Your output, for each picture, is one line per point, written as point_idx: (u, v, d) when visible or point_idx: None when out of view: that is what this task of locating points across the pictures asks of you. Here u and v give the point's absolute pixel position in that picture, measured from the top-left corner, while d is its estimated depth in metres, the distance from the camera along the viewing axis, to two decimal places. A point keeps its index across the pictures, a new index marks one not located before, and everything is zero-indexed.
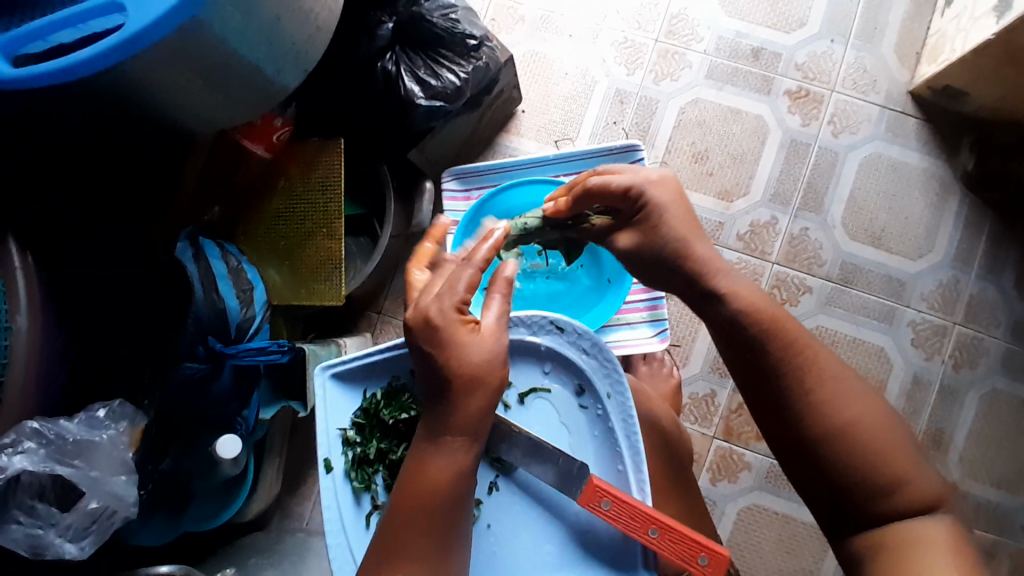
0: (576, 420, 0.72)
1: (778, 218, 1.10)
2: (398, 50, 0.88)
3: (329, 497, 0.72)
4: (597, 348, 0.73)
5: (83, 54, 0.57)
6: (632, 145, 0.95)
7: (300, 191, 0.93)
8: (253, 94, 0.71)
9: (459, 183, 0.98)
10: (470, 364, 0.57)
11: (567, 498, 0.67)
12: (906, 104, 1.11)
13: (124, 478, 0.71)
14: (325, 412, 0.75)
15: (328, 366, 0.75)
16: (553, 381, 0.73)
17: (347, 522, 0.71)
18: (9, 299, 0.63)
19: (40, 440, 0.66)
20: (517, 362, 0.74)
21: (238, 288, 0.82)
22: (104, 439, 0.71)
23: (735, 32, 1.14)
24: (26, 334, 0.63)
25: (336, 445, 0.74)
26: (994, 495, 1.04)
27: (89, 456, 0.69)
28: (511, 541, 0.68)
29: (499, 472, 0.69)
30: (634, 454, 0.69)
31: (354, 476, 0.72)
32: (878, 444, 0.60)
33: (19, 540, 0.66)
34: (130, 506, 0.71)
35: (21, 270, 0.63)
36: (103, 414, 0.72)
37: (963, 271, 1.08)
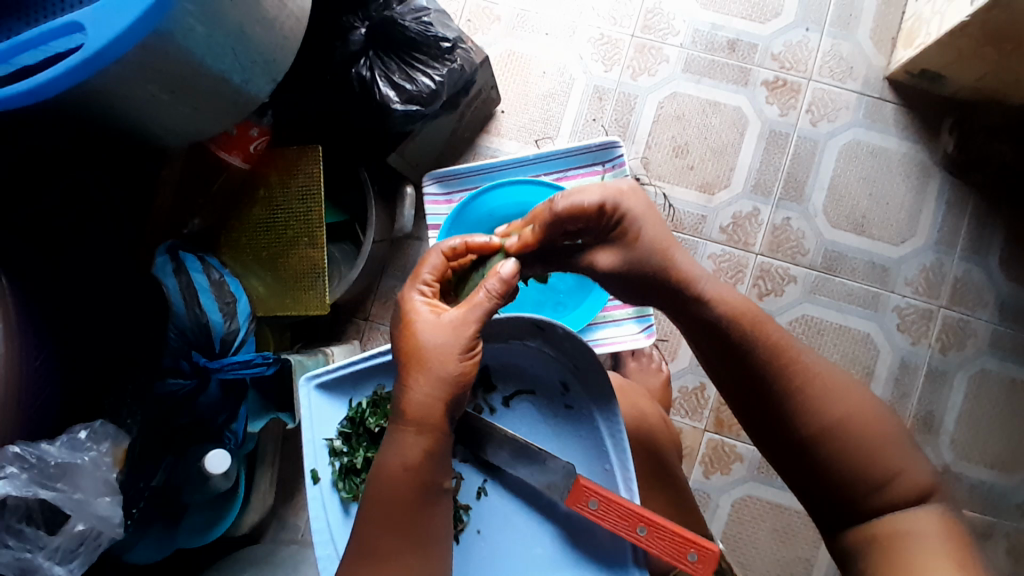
0: (562, 420, 0.72)
1: (760, 208, 1.10)
2: (372, 55, 0.87)
3: (318, 508, 0.71)
4: (579, 348, 0.71)
5: (46, 75, 0.56)
6: (610, 142, 0.96)
7: (279, 202, 0.92)
8: (223, 106, 0.70)
9: (440, 187, 0.99)
10: (415, 333, 0.59)
11: (554, 499, 0.67)
12: (884, 90, 1.12)
13: (108, 499, 0.69)
14: (311, 423, 0.75)
15: (313, 377, 0.75)
16: (538, 382, 0.73)
17: (337, 534, 0.71)
18: None
19: (23, 464, 0.64)
20: (501, 365, 0.73)
21: (221, 300, 0.83)
22: (87, 460, 0.69)
23: (711, 24, 1.14)
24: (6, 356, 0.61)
25: (323, 455, 0.73)
26: (986, 475, 1.05)
27: (73, 478, 0.68)
28: (502, 544, 0.68)
29: (487, 476, 0.69)
30: (620, 453, 0.69)
31: (342, 486, 0.72)
32: (855, 427, 0.61)
33: (7, 564, 0.64)
34: (116, 527, 0.69)
35: None
36: (85, 435, 0.69)
37: (947, 253, 1.09)
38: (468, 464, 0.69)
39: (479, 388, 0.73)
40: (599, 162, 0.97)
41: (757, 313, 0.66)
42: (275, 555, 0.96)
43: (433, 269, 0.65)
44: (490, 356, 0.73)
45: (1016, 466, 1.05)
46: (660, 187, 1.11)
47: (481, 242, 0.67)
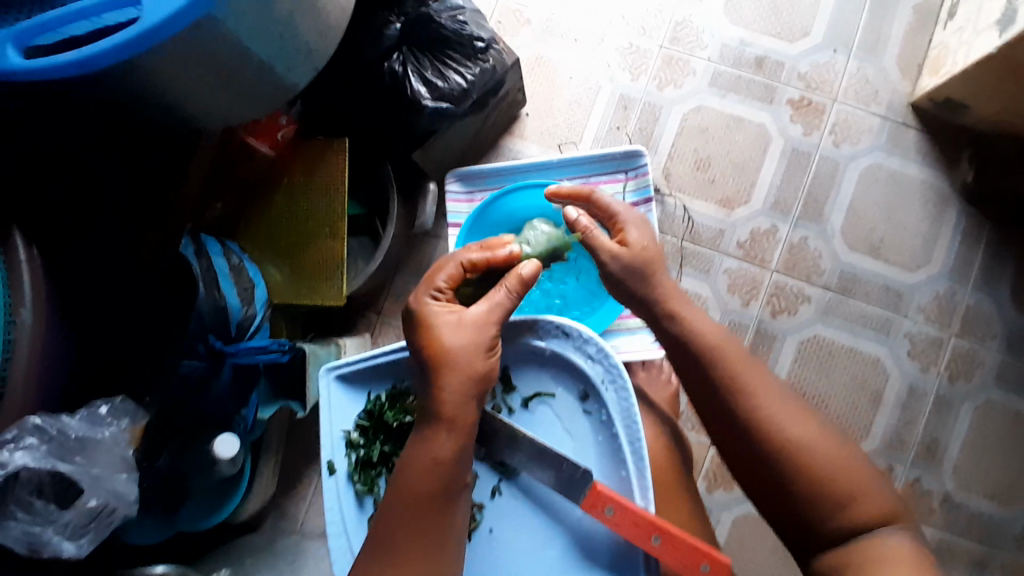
0: (580, 425, 0.72)
1: (778, 226, 1.11)
2: (405, 50, 0.88)
3: (333, 499, 0.72)
4: (603, 354, 0.72)
5: (99, 47, 0.55)
6: (634, 151, 0.99)
7: (302, 192, 0.93)
8: (264, 92, 0.70)
9: (462, 185, 1.03)
10: (441, 335, 0.65)
11: (570, 503, 0.67)
12: (907, 116, 1.12)
13: (126, 476, 0.66)
14: (329, 414, 0.75)
15: (332, 368, 0.74)
16: (558, 386, 0.73)
17: (350, 525, 0.71)
18: (10, 289, 0.58)
19: (42, 436, 0.60)
20: (522, 367, 0.74)
21: (240, 286, 0.83)
22: (106, 436, 0.65)
23: (739, 40, 1.14)
24: (29, 328, 0.58)
25: (340, 447, 0.74)
26: (987, 505, 1.05)
27: (91, 454, 0.64)
28: (513, 544, 0.68)
29: (502, 476, 0.70)
30: (638, 460, 0.68)
31: (358, 479, 0.72)
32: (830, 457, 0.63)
33: (17, 538, 0.60)
34: (131, 505, 0.66)
35: (26, 263, 0.59)
36: (105, 410, 0.66)
37: (960, 282, 1.09)
38: (484, 463, 0.70)
39: (500, 387, 0.74)
40: (622, 170, 1.00)
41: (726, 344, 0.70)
42: None
43: (449, 277, 0.68)
44: (512, 358, 0.74)
45: (1018, 499, 1.05)
46: (679, 200, 1.12)
47: (500, 254, 0.69)
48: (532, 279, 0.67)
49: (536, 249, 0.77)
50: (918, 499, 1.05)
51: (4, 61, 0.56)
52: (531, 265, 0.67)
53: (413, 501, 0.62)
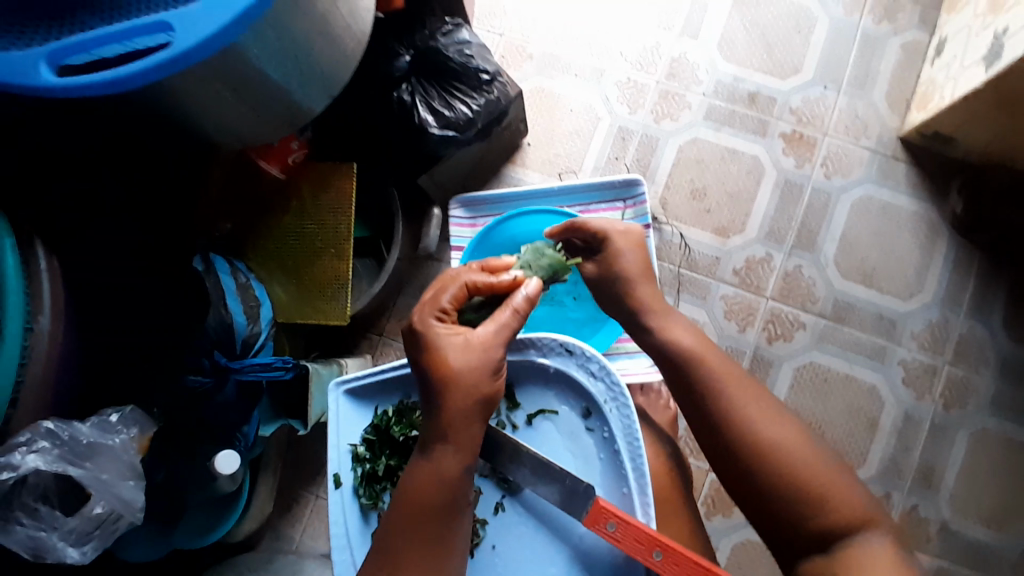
0: (583, 442, 0.73)
1: (773, 254, 1.13)
2: (414, 80, 0.94)
3: (338, 512, 0.74)
4: (605, 371, 0.73)
5: (132, 68, 0.57)
6: (632, 180, 1.03)
7: (309, 218, 0.97)
8: (282, 116, 0.73)
9: (465, 211, 1.06)
10: (446, 356, 0.64)
11: (573, 520, 0.68)
12: (896, 149, 1.16)
13: (133, 483, 0.65)
14: (337, 429, 0.76)
15: (340, 384, 0.77)
16: (561, 403, 0.75)
17: (354, 539, 0.73)
18: (32, 299, 0.56)
19: (54, 440, 0.60)
20: (526, 384, 0.76)
21: (245, 304, 0.85)
22: (117, 443, 0.64)
23: (733, 76, 1.19)
24: (48, 335, 0.57)
25: (346, 460, 0.75)
26: (985, 534, 1.05)
27: (100, 459, 0.64)
28: (515, 560, 0.69)
29: (506, 492, 0.71)
30: (639, 477, 0.70)
31: (363, 493, 0.74)
32: (807, 456, 0.64)
33: (21, 542, 0.61)
34: (138, 511, 0.66)
35: (47, 273, 0.58)
36: (115, 418, 0.65)
37: (952, 310, 1.11)
38: (488, 479, 0.71)
39: (504, 403, 0.75)
40: (621, 199, 1.04)
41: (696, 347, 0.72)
42: (274, 563, 0.96)
43: (453, 299, 0.69)
44: (516, 375, 0.76)
45: (1016, 527, 1.05)
46: (677, 228, 1.15)
47: (502, 280, 0.71)
48: (536, 297, 0.69)
49: (536, 264, 0.79)
50: (916, 527, 1.05)
51: (36, 79, 0.58)
52: (535, 283, 0.70)
53: (413, 513, 0.63)
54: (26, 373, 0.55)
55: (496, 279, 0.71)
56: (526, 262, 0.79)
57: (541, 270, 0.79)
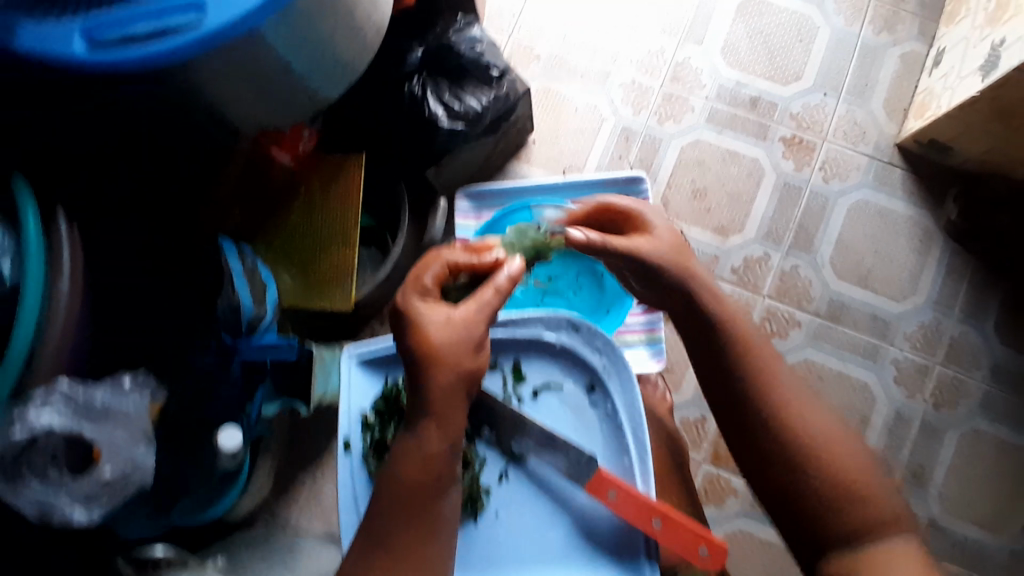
0: (586, 414, 0.75)
1: (771, 254, 1.16)
2: (425, 74, 0.96)
3: (345, 476, 0.75)
4: (610, 347, 0.77)
5: (164, 45, 0.60)
6: (634, 178, 1.06)
7: (319, 204, 0.98)
8: (300, 101, 0.75)
9: (472, 204, 1.10)
10: (430, 333, 0.62)
11: (575, 489, 0.70)
12: (893, 155, 1.19)
13: (144, 446, 0.67)
14: (348, 396, 0.78)
15: (355, 352, 0.79)
16: (566, 377, 0.77)
17: (359, 502, 0.74)
18: (52, 268, 0.55)
19: (70, 401, 0.61)
20: (531, 357, 0.77)
21: (253, 288, 0.85)
22: (131, 406, 0.67)
23: (736, 81, 1.22)
24: (66, 305, 0.55)
25: (356, 427, 0.77)
26: (974, 532, 1.07)
27: (113, 420, 0.65)
28: (517, 528, 0.70)
29: (509, 461, 0.72)
30: (640, 448, 0.73)
31: (371, 459, 0.75)
32: (843, 456, 0.65)
33: (29, 502, 0.62)
34: (147, 474, 0.68)
35: (69, 241, 0.57)
36: (128, 382, 0.67)
37: (945, 313, 1.14)
38: (493, 448, 0.73)
39: (510, 376, 0.76)
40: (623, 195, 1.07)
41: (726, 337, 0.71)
42: (272, 542, 0.97)
43: (436, 276, 0.67)
44: (519, 349, 0.78)
45: (1003, 527, 1.07)
46: (677, 226, 1.17)
47: (486, 260, 0.70)
48: (520, 276, 0.68)
49: (518, 244, 0.77)
50: None
51: (70, 51, 0.60)
52: (519, 262, 0.68)
53: (414, 488, 0.63)
54: (42, 344, 0.54)
55: (479, 258, 0.69)
56: (508, 240, 0.78)
57: (524, 251, 0.78)
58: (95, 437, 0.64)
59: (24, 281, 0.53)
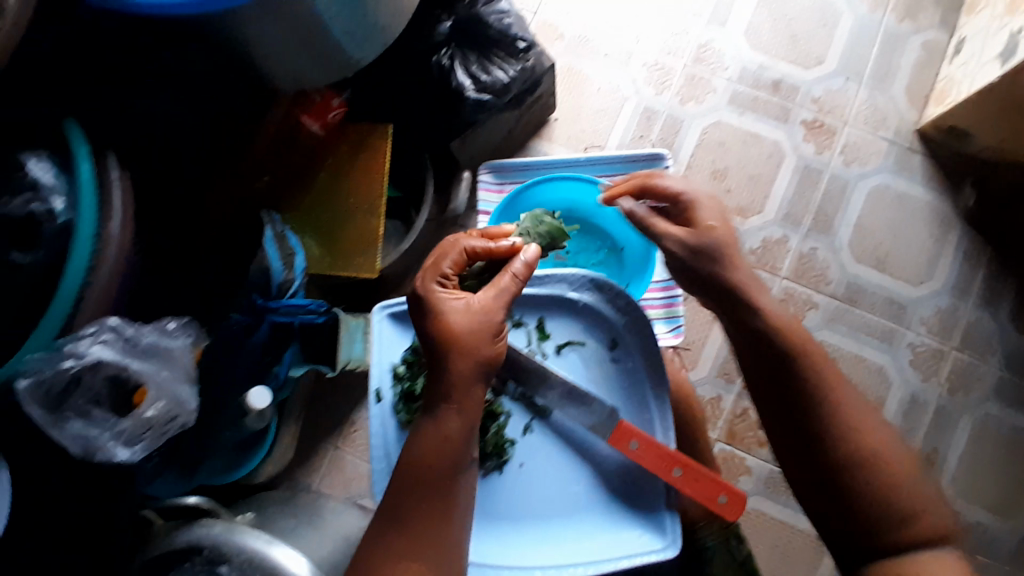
0: (607, 371, 0.78)
1: (789, 236, 1.17)
2: (454, 46, 0.97)
3: (377, 425, 0.79)
4: (631, 307, 0.78)
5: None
6: (658, 154, 1.08)
7: (345, 174, 0.99)
8: (335, 62, 0.77)
9: (494, 177, 1.10)
10: (449, 321, 0.66)
11: (597, 441, 0.74)
12: (913, 141, 1.20)
13: (189, 385, 0.70)
14: (379, 349, 0.82)
15: (386, 306, 0.82)
16: (588, 335, 0.79)
17: (390, 448, 0.78)
18: (104, 208, 0.60)
19: (119, 334, 0.63)
20: (555, 316, 0.80)
21: (283, 252, 0.85)
22: (177, 348, 0.69)
23: (759, 64, 1.23)
24: (118, 240, 0.59)
25: (387, 378, 0.81)
26: (984, 517, 1.08)
27: (159, 359, 0.67)
28: (539, 478, 0.74)
29: (534, 416, 0.75)
30: (660, 403, 0.76)
31: (402, 409, 0.79)
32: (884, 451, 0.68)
33: (76, 438, 0.65)
34: (189, 414, 0.70)
35: (119, 182, 0.61)
36: (173, 326, 0.70)
37: (961, 299, 1.14)
38: (517, 403, 0.76)
39: (535, 334, 0.79)
40: (645, 171, 1.09)
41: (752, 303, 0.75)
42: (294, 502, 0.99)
43: (454, 264, 0.71)
44: (544, 308, 0.80)
45: (1012, 511, 1.08)
46: None
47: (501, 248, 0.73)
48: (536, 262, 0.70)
49: (530, 230, 0.86)
50: None
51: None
52: (534, 250, 0.70)
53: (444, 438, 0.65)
54: (93, 280, 0.58)
55: (494, 245, 0.72)
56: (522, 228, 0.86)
57: (539, 238, 0.86)
58: (138, 373, 0.66)
59: (79, 216, 0.58)
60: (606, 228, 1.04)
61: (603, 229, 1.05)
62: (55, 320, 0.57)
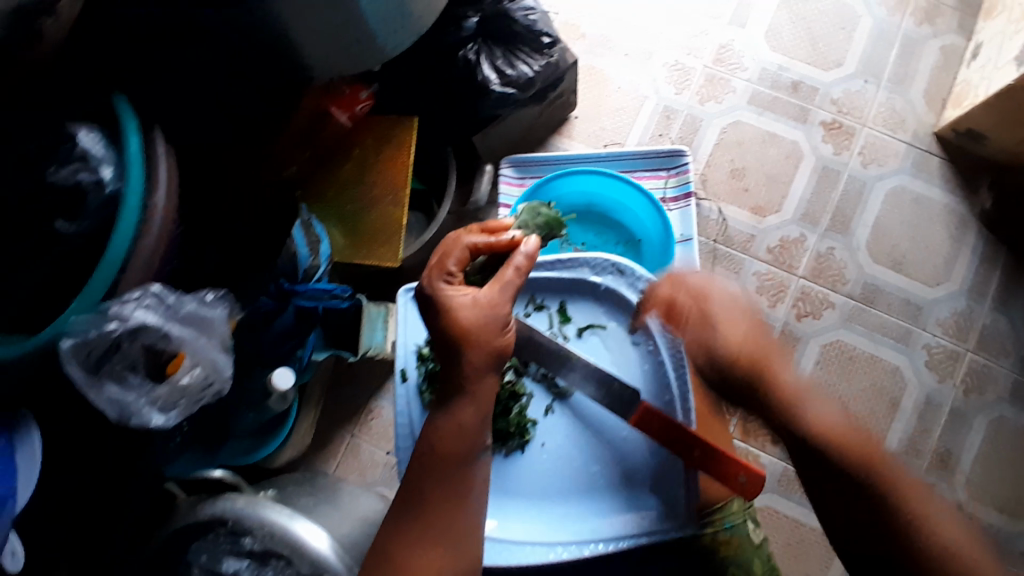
0: (627, 352, 0.81)
1: (807, 235, 1.18)
2: (479, 42, 0.99)
3: (402, 403, 0.81)
4: (652, 291, 0.81)
5: None
6: (677, 151, 1.10)
7: (370, 165, 1.01)
8: (367, 52, 0.80)
9: (515, 171, 1.12)
10: (457, 316, 0.68)
11: (614, 423, 0.77)
12: (931, 144, 1.20)
13: (224, 354, 0.73)
14: (404, 329, 0.85)
15: (410, 288, 0.84)
16: (609, 319, 0.82)
17: (414, 426, 0.81)
18: (149, 178, 0.61)
19: (160, 301, 0.65)
20: (576, 300, 0.84)
21: (308, 238, 0.86)
22: (215, 318, 0.71)
23: (778, 65, 1.24)
24: (162, 211, 0.61)
25: (412, 358, 0.84)
26: (997, 519, 1.08)
27: (196, 329, 0.69)
28: (557, 458, 0.78)
29: (555, 397, 0.80)
30: (682, 386, 0.77)
31: (426, 388, 0.81)
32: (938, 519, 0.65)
33: (110, 403, 0.67)
34: (224, 381, 0.73)
35: (163, 152, 0.63)
36: (210, 298, 0.71)
37: (977, 301, 1.15)
38: (540, 385, 0.81)
39: (557, 316, 0.83)
40: (664, 169, 1.11)
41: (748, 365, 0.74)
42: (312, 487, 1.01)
43: (458, 262, 0.72)
44: (567, 292, 0.84)
45: None
46: (716, 204, 1.19)
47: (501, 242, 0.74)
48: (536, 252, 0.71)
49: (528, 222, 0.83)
50: None
51: None
52: (534, 240, 0.72)
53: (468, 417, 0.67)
54: (137, 247, 0.60)
55: (494, 239, 0.73)
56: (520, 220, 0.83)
57: (537, 229, 0.84)
58: (178, 339, 0.69)
59: (127, 184, 0.60)
60: (625, 225, 1.08)
61: (621, 224, 1.08)
62: (102, 282, 0.59)
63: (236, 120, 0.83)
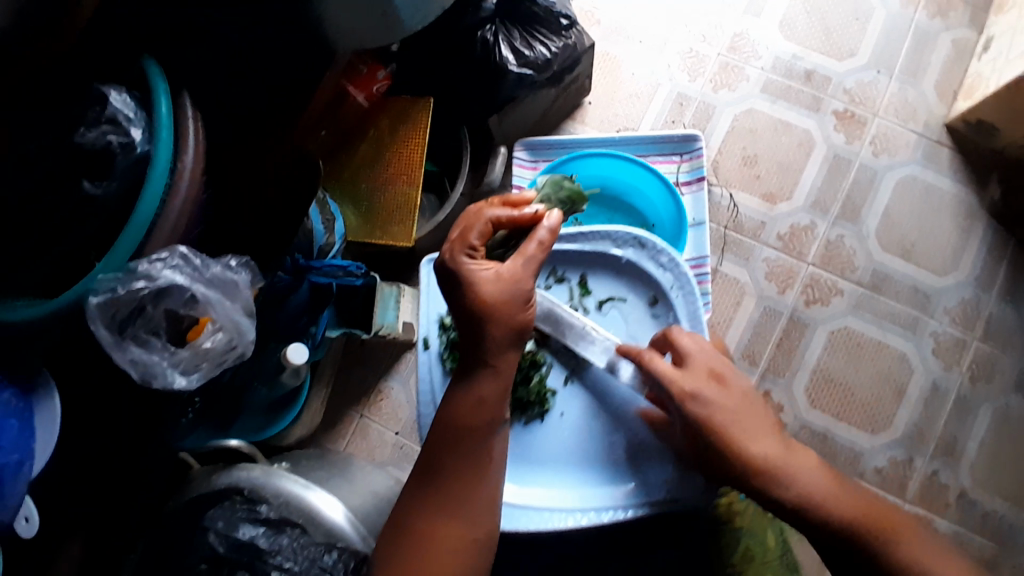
0: (648, 323, 0.84)
1: (817, 223, 1.18)
2: (498, 23, 0.99)
3: (424, 370, 0.83)
4: (673, 264, 0.83)
5: None
6: (690, 136, 1.13)
7: (387, 143, 1.02)
8: (389, 28, 0.80)
9: (529, 154, 1.17)
10: (480, 293, 0.68)
11: (630, 395, 0.81)
12: (942, 135, 1.21)
13: (247, 316, 0.72)
14: (426, 300, 0.86)
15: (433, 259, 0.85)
16: (630, 291, 0.85)
17: (435, 393, 0.82)
18: (177, 140, 0.63)
19: (188, 261, 0.65)
20: (597, 273, 0.86)
21: (324, 215, 0.90)
22: (239, 281, 0.71)
23: (792, 54, 1.25)
24: (189, 174, 0.62)
25: (434, 328, 0.85)
26: (1000, 506, 1.09)
27: (220, 292, 0.70)
28: (574, 427, 0.82)
29: (573, 368, 0.83)
30: None
31: (447, 356, 0.83)
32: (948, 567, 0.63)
33: (132, 364, 0.67)
34: (247, 345, 0.73)
35: (191, 116, 0.65)
36: (234, 263, 0.72)
37: (984, 291, 1.16)
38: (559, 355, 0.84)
39: (577, 288, 0.85)
40: (676, 154, 1.14)
41: (735, 427, 0.68)
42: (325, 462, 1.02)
43: (481, 236, 0.71)
44: (588, 265, 0.86)
45: None
46: (727, 191, 1.20)
47: (524, 216, 0.73)
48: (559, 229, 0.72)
49: (550, 196, 0.83)
50: (936, 492, 1.09)
51: None
52: (557, 217, 0.72)
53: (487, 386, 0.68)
54: (165, 209, 0.62)
55: (518, 214, 0.73)
56: (544, 193, 0.84)
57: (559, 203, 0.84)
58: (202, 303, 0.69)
59: (155, 148, 0.62)
60: (639, 206, 1.09)
61: (634, 207, 1.09)
62: (128, 246, 0.61)
63: (254, 100, 0.84)
